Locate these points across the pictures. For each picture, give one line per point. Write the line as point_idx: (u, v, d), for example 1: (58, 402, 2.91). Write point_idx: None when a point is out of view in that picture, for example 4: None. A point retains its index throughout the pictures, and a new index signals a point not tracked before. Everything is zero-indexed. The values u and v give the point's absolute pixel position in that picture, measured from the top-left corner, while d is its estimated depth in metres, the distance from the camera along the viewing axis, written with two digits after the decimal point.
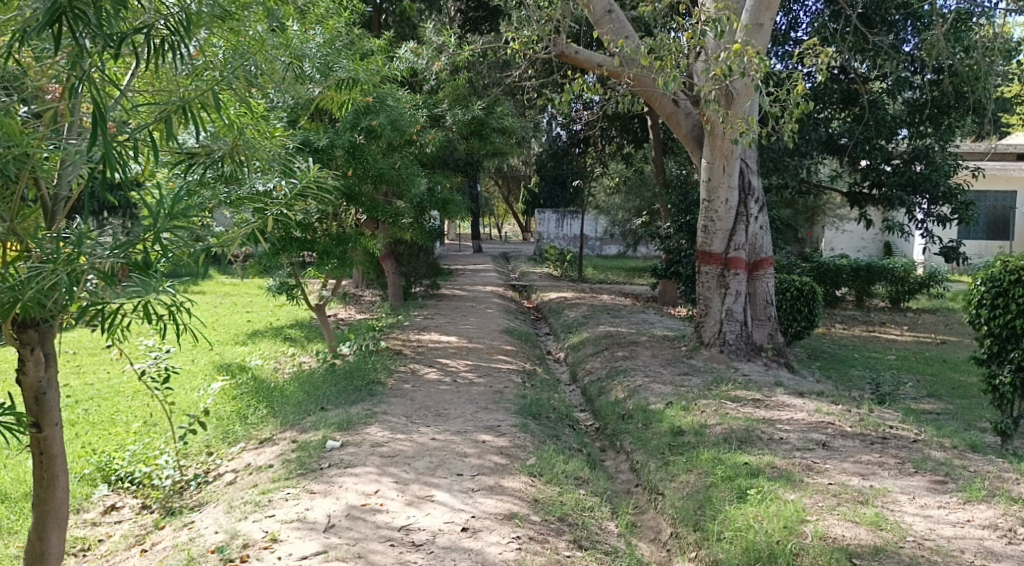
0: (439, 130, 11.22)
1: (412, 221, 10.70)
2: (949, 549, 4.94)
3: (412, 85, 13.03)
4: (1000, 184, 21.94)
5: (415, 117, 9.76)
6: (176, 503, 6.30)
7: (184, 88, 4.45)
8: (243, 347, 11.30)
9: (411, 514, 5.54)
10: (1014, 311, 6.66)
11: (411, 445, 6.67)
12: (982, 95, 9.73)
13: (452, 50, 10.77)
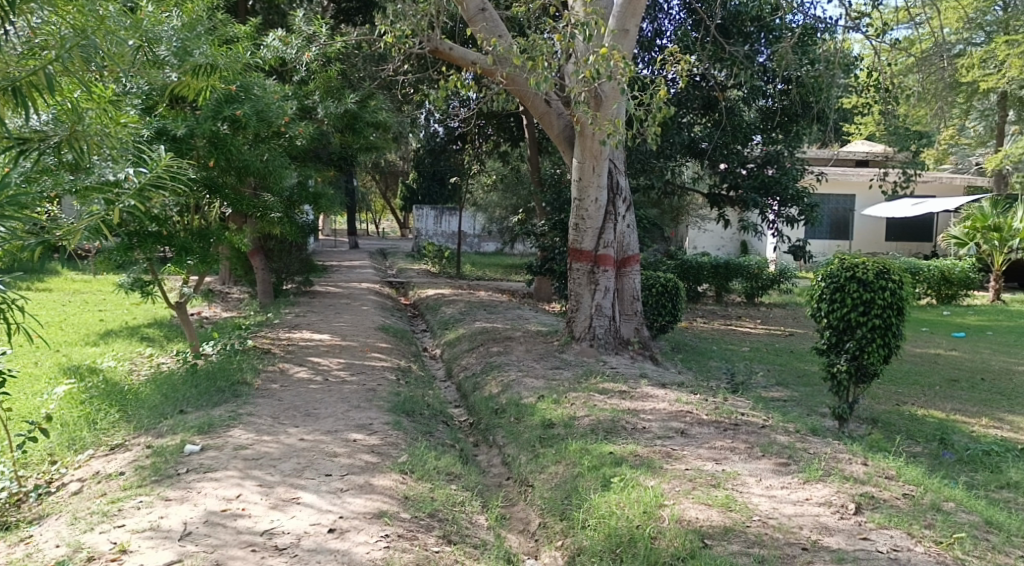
0: (309, 123, 11.18)
1: (281, 217, 10.61)
2: (790, 526, 5.35)
3: (281, 76, 12.93)
4: (841, 189, 23.44)
5: (284, 108, 9.63)
6: (12, 516, 6.12)
7: (16, 67, 4.61)
8: (94, 348, 10.96)
9: (275, 517, 5.60)
10: (850, 304, 7.24)
11: (277, 447, 6.71)
12: (826, 105, 10.47)
13: (323, 41, 10.74)
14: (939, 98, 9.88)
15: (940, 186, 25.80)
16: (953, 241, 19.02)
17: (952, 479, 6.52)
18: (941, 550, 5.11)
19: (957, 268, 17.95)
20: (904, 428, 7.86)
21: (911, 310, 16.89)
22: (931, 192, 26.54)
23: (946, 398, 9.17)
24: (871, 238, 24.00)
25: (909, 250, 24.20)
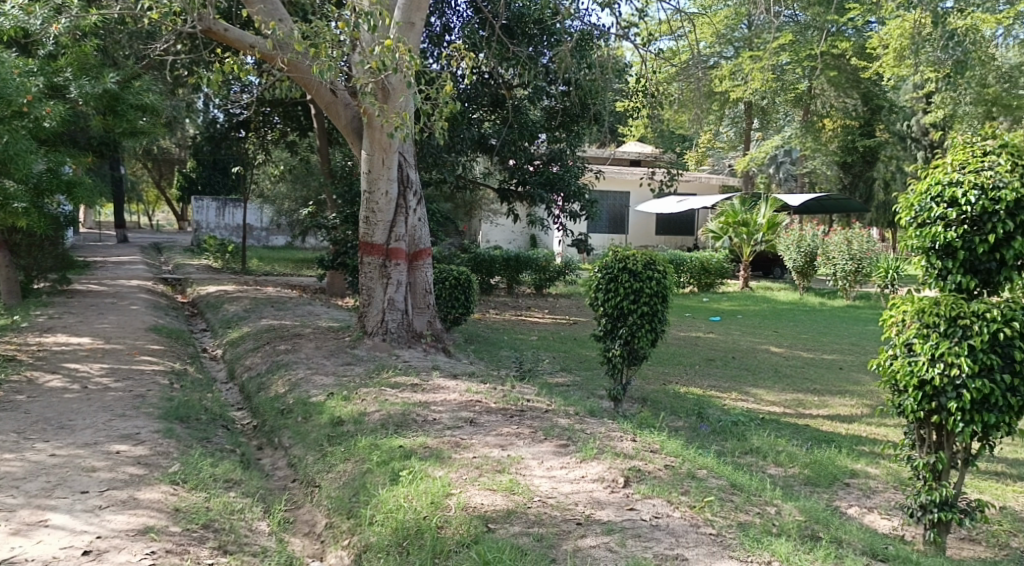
0: (60, 102, 10.30)
1: (25, 207, 9.78)
2: (566, 503, 5.55)
3: (24, 48, 11.87)
4: (617, 186, 24.60)
5: (25, 86, 8.82)
6: None
7: None
8: None
9: (17, 544, 5.19)
10: (622, 293, 7.59)
11: (23, 466, 6.21)
12: (602, 108, 11.02)
13: (76, 13, 9.90)
14: (695, 105, 10.59)
15: (700, 185, 27.70)
16: (710, 235, 20.35)
17: (705, 449, 7.02)
18: (694, 514, 5.44)
19: (714, 258, 19.35)
20: (669, 404, 8.37)
21: (675, 297, 18.04)
22: (692, 190, 28.44)
23: (705, 375, 9.87)
24: (644, 231, 25.35)
25: (675, 243, 25.89)
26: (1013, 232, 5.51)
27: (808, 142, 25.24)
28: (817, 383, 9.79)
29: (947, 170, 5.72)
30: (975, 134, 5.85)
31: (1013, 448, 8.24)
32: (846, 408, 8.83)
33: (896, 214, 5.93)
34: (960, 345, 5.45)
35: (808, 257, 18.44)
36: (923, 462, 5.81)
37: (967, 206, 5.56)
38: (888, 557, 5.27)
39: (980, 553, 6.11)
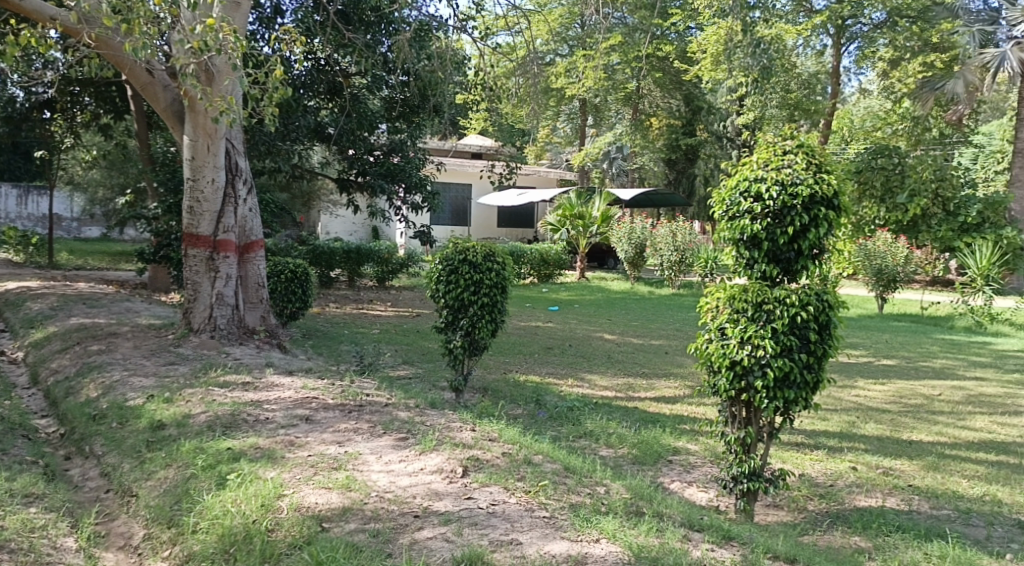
0: None
1: None
2: (404, 497, 5.64)
3: None
4: (459, 178, 24.90)
5: None
6: None
7: None
8: None
9: None
10: (462, 285, 7.74)
11: None
12: (441, 99, 11.14)
13: None
14: (532, 100, 10.89)
15: (538, 179, 28.36)
16: (549, 227, 20.80)
17: (542, 435, 7.28)
18: (529, 499, 5.67)
19: (553, 250, 19.90)
20: (509, 393, 8.61)
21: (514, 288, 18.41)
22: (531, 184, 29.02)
23: (545, 363, 10.18)
24: (486, 224, 25.78)
25: (517, 235, 26.44)
26: (808, 225, 6.02)
27: (637, 139, 26.32)
28: (645, 366, 10.34)
29: (753, 167, 6.18)
30: (777, 133, 6.33)
31: (811, 421, 9.01)
32: (670, 390, 9.35)
33: (710, 207, 6.35)
34: (765, 328, 5.93)
35: (638, 247, 19.44)
36: (734, 437, 6.27)
37: (770, 201, 6.03)
38: (705, 528, 5.67)
39: (782, 517, 6.66)
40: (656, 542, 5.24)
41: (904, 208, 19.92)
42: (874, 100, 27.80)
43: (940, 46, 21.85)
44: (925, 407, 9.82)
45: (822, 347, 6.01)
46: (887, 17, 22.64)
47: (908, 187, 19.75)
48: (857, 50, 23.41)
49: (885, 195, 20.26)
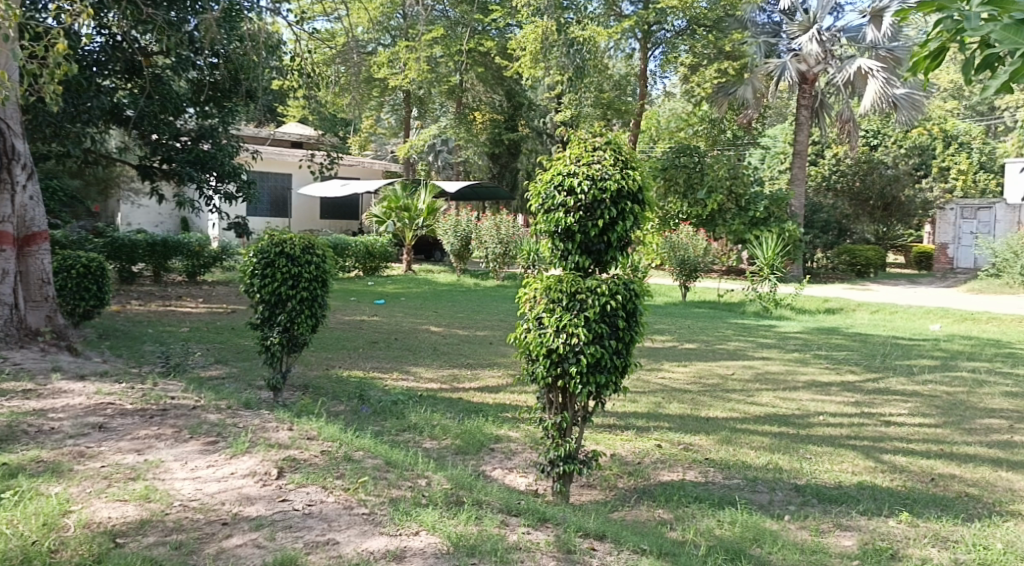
0: None
1: None
2: (211, 504, 5.39)
3: None
4: (277, 168, 24.21)
5: None
6: None
7: None
8: None
9: None
10: (279, 279, 7.50)
11: None
12: (254, 84, 10.78)
13: None
14: (353, 89, 10.74)
15: (361, 170, 28.07)
16: (374, 219, 20.54)
17: (362, 431, 7.17)
18: (348, 496, 5.56)
19: (378, 242, 19.67)
20: (329, 389, 8.43)
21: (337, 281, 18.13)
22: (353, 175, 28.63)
23: (367, 358, 10.05)
24: (307, 216, 25.29)
25: (340, 227, 26.39)
26: (616, 218, 6.23)
27: (461, 133, 26.41)
28: (470, 357, 10.42)
29: (566, 163, 6.30)
30: (587, 131, 6.50)
31: (621, 403, 9.36)
32: (494, 379, 9.45)
33: (526, 201, 6.42)
34: (578, 317, 6.08)
35: (464, 240, 19.50)
36: (551, 422, 6.39)
37: (581, 194, 6.18)
38: (521, 512, 5.76)
39: (596, 496, 6.86)
40: (474, 531, 5.27)
41: (704, 203, 21.62)
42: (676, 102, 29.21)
43: (733, 55, 22.99)
44: (722, 386, 10.41)
45: (630, 334, 6.25)
46: (687, 25, 23.56)
47: (706, 183, 21.44)
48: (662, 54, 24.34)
49: (687, 191, 21.91)
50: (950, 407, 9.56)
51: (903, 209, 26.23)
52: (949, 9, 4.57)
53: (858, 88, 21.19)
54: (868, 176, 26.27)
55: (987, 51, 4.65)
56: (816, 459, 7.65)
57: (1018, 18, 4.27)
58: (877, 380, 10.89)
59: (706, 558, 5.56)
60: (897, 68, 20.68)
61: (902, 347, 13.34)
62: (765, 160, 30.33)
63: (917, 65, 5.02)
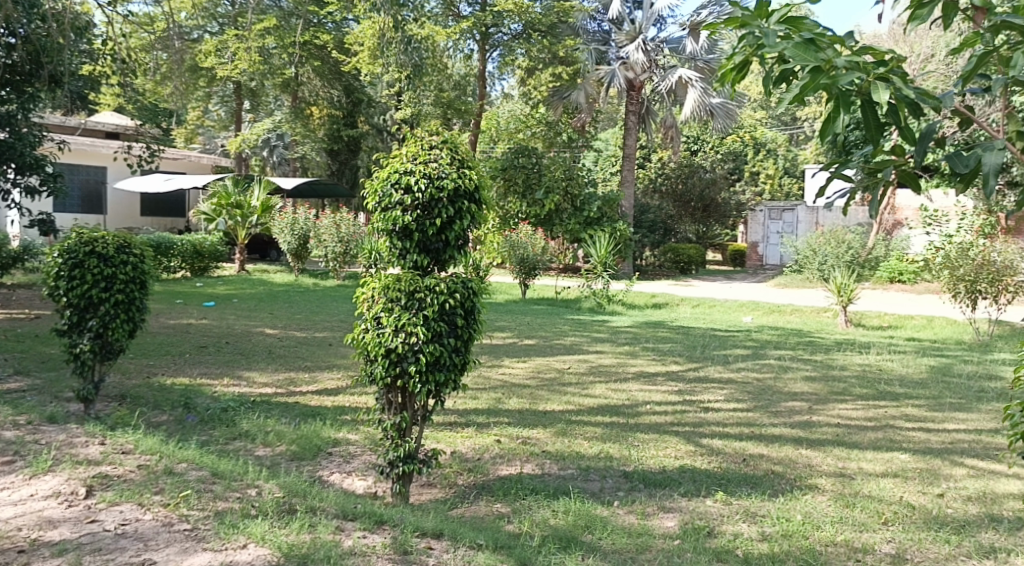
0: None
1: None
2: (6, 530, 4.93)
3: None
4: (89, 160, 23.09)
5: None
6: None
7: None
8: None
9: None
10: (89, 281, 6.98)
11: None
12: (61, 68, 10.04)
13: None
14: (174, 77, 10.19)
15: (188, 163, 27.09)
16: (202, 217, 19.74)
17: (187, 441, 6.77)
18: (167, 513, 5.22)
19: (207, 241, 18.85)
20: (150, 399, 7.94)
21: (161, 282, 17.26)
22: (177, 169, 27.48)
23: (193, 364, 9.54)
24: (126, 212, 24.32)
25: (164, 225, 25.58)
26: (453, 217, 6.15)
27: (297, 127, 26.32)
28: (307, 359, 10.08)
29: (403, 160, 6.14)
30: (422, 129, 6.38)
31: (461, 401, 9.29)
32: (332, 382, 9.18)
33: (363, 198, 6.20)
34: (417, 316, 5.96)
35: (301, 239, 18.88)
36: (390, 423, 6.23)
37: (418, 192, 6.03)
38: (357, 515, 5.59)
39: (435, 495, 6.74)
40: (307, 539, 5.06)
41: (542, 203, 21.84)
42: (515, 104, 29.19)
43: (566, 60, 23.32)
44: (558, 380, 10.51)
45: (468, 332, 6.19)
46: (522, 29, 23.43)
47: (544, 184, 21.71)
48: (499, 58, 24.20)
49: (525, 191, 22.10)
50: (760, 393, 10.05)
51: (720, 211, 27.94)
52: (750, 25, 4.29)
53: (679, 96, 22.59)
54: (689, 179, 27.66)
55: (782, 66, 4.35)
56: (642, 446, 7.83)
57: (807, 37, 4.22)
58: (698, 369, 11.34)
59: (540, 548, 5.56)
60: (712, 78, 22.12)
61: (719, 338, 13.94)
62: (597, 163, 31.09)
63: (721, 78, 4.59)
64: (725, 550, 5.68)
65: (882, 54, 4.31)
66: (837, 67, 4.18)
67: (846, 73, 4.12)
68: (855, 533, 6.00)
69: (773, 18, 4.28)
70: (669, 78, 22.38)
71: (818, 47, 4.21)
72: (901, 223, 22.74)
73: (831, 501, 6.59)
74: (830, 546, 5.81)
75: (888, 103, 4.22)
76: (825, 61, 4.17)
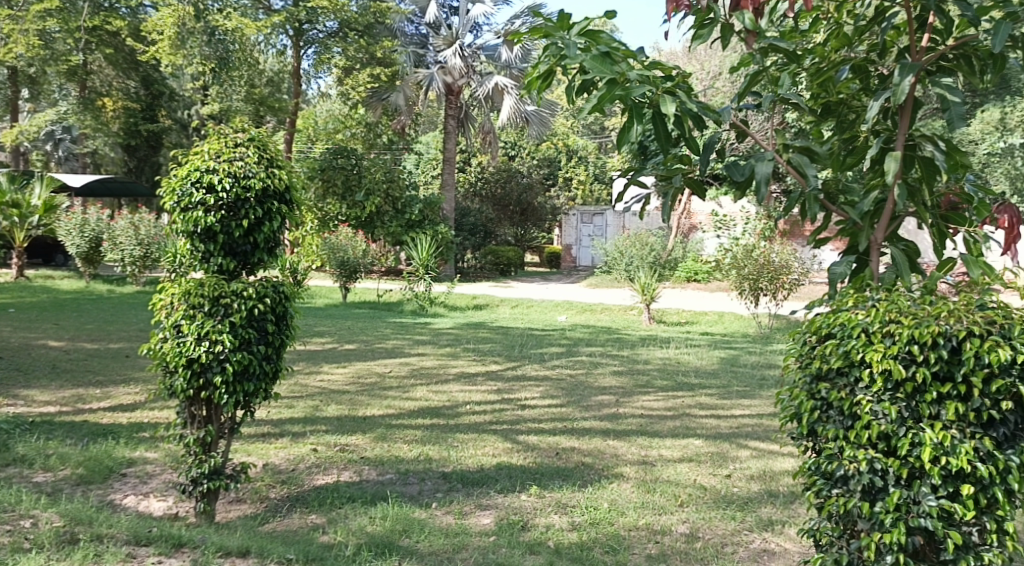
0: None
1: None
2: None
3: None
4: None
5: None
6: None
7: None
8: None
9: None
10: None
11: None
12: None
13: None
14: None
15: None
16: None
17: None
18: None
19: None
20: None
21: None
22: None
23: None
24: None
25: None
26: (262, 219, 5.86)
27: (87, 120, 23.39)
28: (99, 374, 9.38)
29: (204, 158, 5.76)
30: (225, 125, 6.03)
31: (276, 410, 8.90)
32: (129, 396, 8.58)
33: (159, 197, 5.77)
34: (222, 323, 5.61)
35: (93, 241, 17.93)
36: (193, 438, 5.83)
37: (223, 192, 5.68)
38: (153, 540, 5.20)
39: (244, 511, 6.37)
40: None
41: (362, 205, 21.52)
42: (331, 103, 28.56)
43: (384, 61, 22.59)
44: (379, 384, 10.30)
45: (279, 338, 5.91)
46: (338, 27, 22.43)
47: (364, 186, 21.34)
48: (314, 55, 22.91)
49: (345, 192, 21.61)
50: (572, 388, 10.23)
51: (536, 214, 28.67)
52: (553, 36, 4.27)
53: (496, 101, 22.79)
54: (507, 184, 28.22)
55: (582, 77, 4.35)
56: (462, 446, 7.76)
57: (604, 51, 4.27)
58: (516, 367, 11.43)
59: (355, 557, 5.37)
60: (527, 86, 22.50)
61: (535, 337, 14.14)
62: (418, 166, 30.94)
63: (528, 86, 4.56)
64: (538, 542, 5.70)
65: (669, 70, 4.42)
66: (629, 80, 4.23)
67: (638, 85, 4.19)
68: (654, 516, 6.17)
69: (574, 31, 4.28)
70: (485, 84, 22.50)
71: (613, 60, 4.28)
72: (696, 226, 23.90)
73: (634, 487, 6.75)
74: (633, 530, 5.95)
75: (674, 116, 4.33)
76: (620, 75, 4.22)
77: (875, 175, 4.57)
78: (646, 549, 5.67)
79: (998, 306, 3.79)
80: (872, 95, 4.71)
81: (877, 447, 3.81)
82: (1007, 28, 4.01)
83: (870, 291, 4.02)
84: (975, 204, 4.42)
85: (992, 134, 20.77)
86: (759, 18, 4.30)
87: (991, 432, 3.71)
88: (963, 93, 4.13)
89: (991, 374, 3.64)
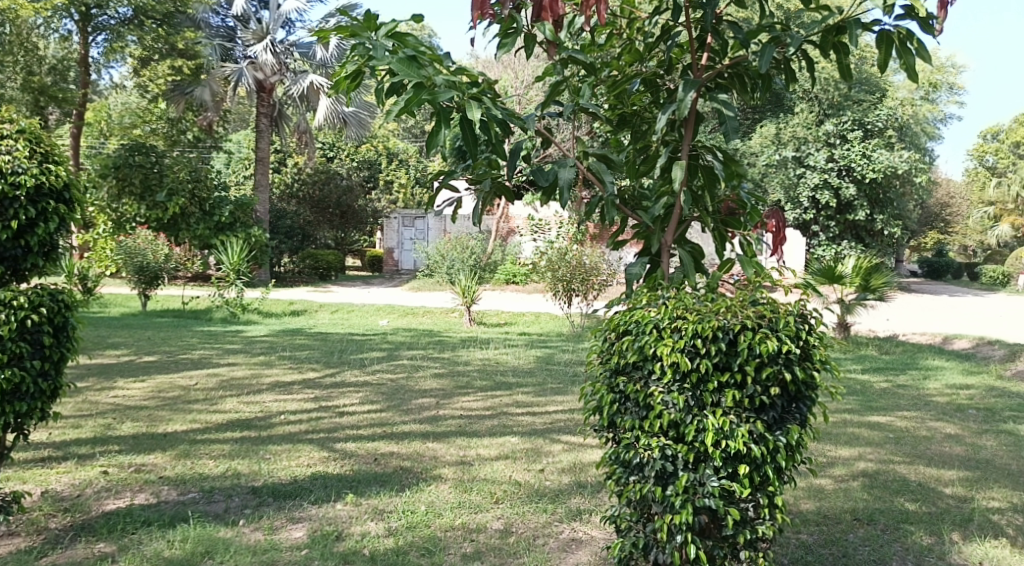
0: None
1: None
2: None
3: None
4: None
5: None
6: None
7: None
8: None
9: None
10: None
11: None
12: None
13: None
14: None
15: None
16: None
17: None
18: None
19: None
20: None
21: None
22: None
23: None
24: None
25: None
26: (35, 219, 5.39)
27: None
28: None
29: None
30: None
31: (58, 432, 8.23)
32: None
33: None
34: None
35: None
36: None
37: None
38: None
39: (18, 543, 5.78)
40: None
41: (163, 206, 20.25)
42: (130, 98, 26.99)
43: (185, 52, 21.25)
44: (182, 398, 9.76)
45: (59, 352, 5.43)
46: (132, 14, 19.99)
47: (166, 186, 20.10)
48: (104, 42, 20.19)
49: (144, 192, 20.13)
50: (393, 392, 10.06)
51: (356, 217, 28.22)
52: (360, 37, 4.16)
53: (312, 101, 22.21)
54: (326, 185, 27.52)
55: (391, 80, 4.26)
56: (273, 459, 7.46)
57: (410, 54, 4.16)
58: (334, 374, 11.12)
59: None
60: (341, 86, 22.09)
61: (353, 343, 13.87)
62: (228, 166, 29.71)
63: (335, 86, 4.43)
64: (352, 552, 5.55)
65: (474, 76, 4.38)
66: (436, 84, 4.17)
67: (445, 90, 4.12)
68: (469, 516, 6.13)
69: (381, 32, 4.20)
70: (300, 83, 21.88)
71: (420, 63, 4.18)
72: (514, 230, 24.26)
73: (452, 488, 6.69)
74: (450, 531, 5.89)
75: (479, 122, 4.26)
76: (427, 79, 4.15)
77: (665, 183, 4.73)
78: (462, 548, 5.64)
79: (767, 301, 4.17)
80: (661, 107, 4.86)
81: (668, 435, 4.09)
82: (772, 50, 4.24)
83: (661, 289, 4.31)
84: (749, 210, 4.64)
85: (770, 147, 22.26)
86: (558, 30, 4.38)
87: (762, 416, 4.09)
88: (738, 109, 4.33)
89: (761, 363, 4.02)
